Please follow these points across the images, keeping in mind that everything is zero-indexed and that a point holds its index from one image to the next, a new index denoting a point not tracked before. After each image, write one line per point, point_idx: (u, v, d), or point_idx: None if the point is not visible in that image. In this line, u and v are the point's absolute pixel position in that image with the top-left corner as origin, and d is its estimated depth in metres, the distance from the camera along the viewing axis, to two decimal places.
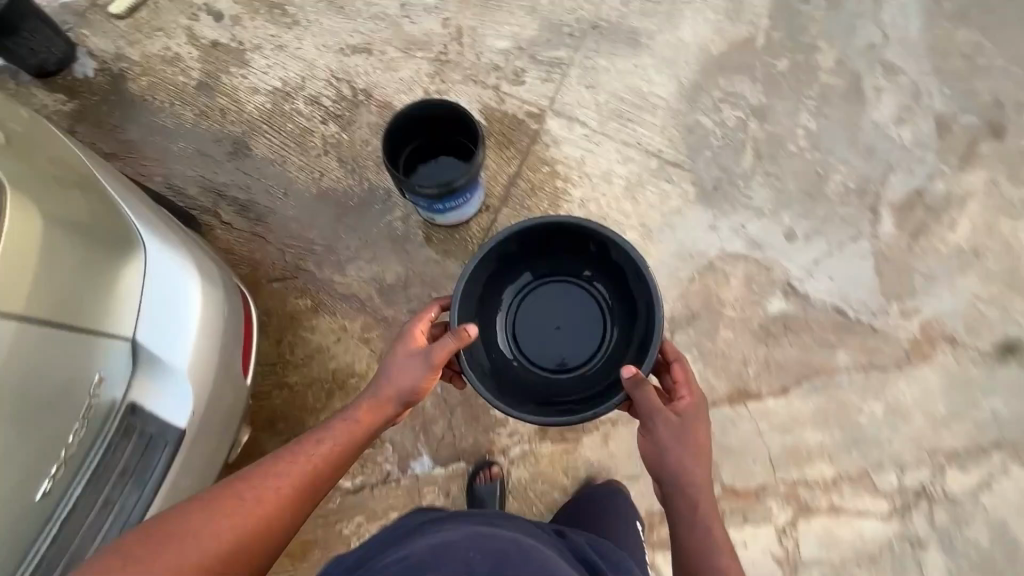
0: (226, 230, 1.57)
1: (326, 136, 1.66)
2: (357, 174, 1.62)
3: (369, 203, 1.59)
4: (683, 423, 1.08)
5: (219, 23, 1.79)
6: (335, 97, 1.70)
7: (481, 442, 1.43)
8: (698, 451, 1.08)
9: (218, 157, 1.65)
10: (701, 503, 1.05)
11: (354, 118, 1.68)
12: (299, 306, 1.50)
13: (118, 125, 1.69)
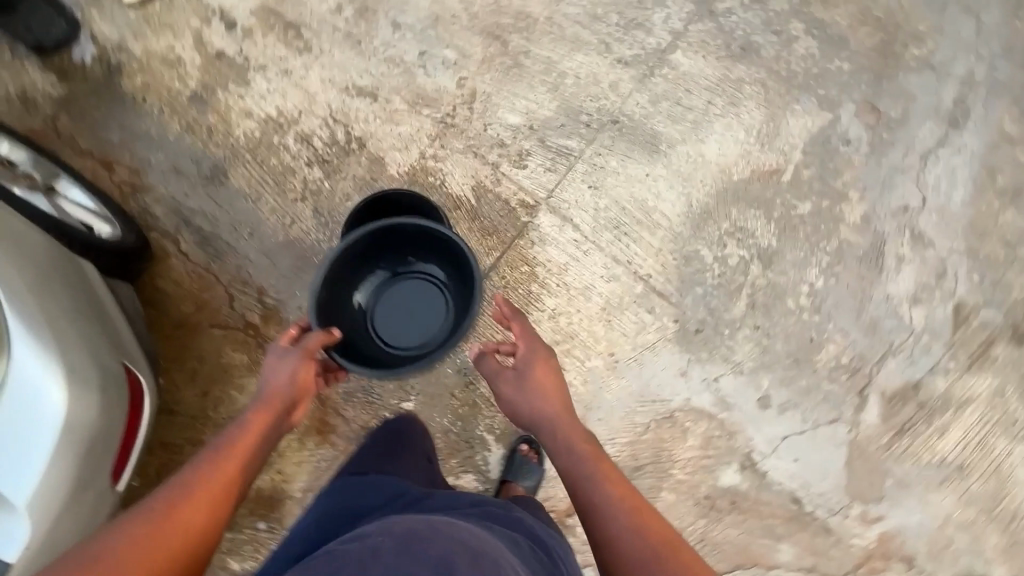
0: (181, 260, 1.50)
1: (308, 181, 1.58)
2: (329, 230, 1.54)
3: None
4: (545, 397, 1.15)
5: (228, 32, 1.69)
6: (328, 141, 1.62)
7: None
8: (565, 422, 1.12)
9: (193, 179, 1.57)
10: (582, 453, 1.06)
11: (340, 168, 1.59)
12: (235, 360, 1.43)
13: (101, 122, 1.62)
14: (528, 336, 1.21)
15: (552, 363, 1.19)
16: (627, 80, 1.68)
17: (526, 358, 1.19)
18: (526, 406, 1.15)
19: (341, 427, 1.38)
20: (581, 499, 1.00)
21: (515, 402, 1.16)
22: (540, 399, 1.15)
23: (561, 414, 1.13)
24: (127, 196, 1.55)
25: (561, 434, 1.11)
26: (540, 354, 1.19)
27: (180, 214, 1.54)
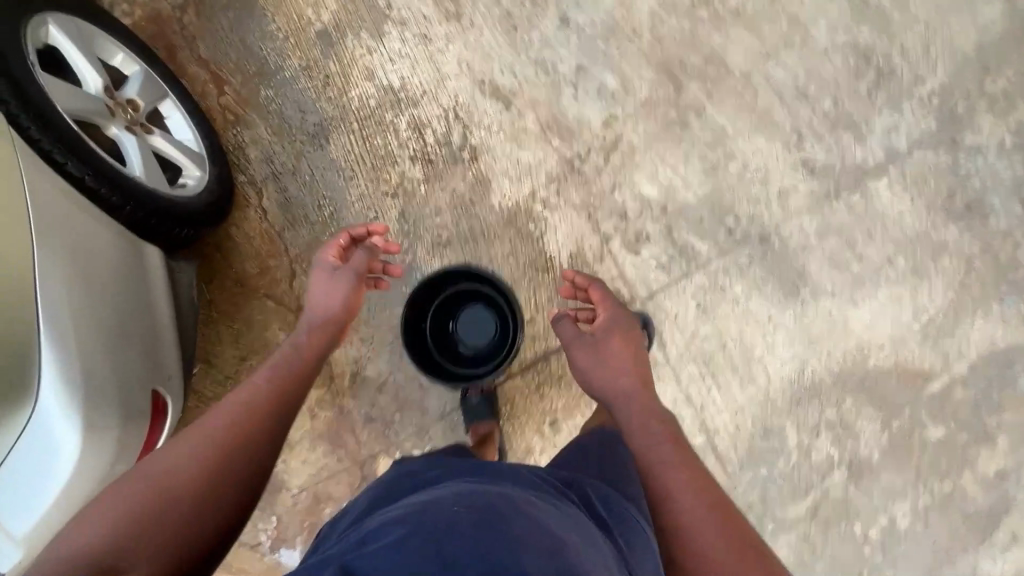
0: (257, 214, 1.44)
1: (405, 177, 1.43)
2: (407, 241, 1.41)
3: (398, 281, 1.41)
4: (617, 371, 1.13)
5: None
6: (440, 138, 1.43)
7: None
8: (632, 395, 1.10)
9: (294, 130, 1.45)
10: (658, 433, 1.03)
11: (442, 174, 1.42)
12: (276, 338, 1.41)
13: (226, 28, 1.49)
14: (606, 303, 1.22)
15: (627, 335, 1.18)
16: (802, 193, 1.36)
17: (604, 326, 1.19)
18: (599, 378, 1.13)
19: (351, 446, 1.37)
20: (650, 479, 0.97)
21: (591, 374, 1.14)
22: (617, 370, 1.13)
23: (635, 384, 1.12)
24: (227, 123, 1.46)
25: (629, 415, 1.08)
26: (616, 322, 1.19)
27: (270, 164, 1.45)
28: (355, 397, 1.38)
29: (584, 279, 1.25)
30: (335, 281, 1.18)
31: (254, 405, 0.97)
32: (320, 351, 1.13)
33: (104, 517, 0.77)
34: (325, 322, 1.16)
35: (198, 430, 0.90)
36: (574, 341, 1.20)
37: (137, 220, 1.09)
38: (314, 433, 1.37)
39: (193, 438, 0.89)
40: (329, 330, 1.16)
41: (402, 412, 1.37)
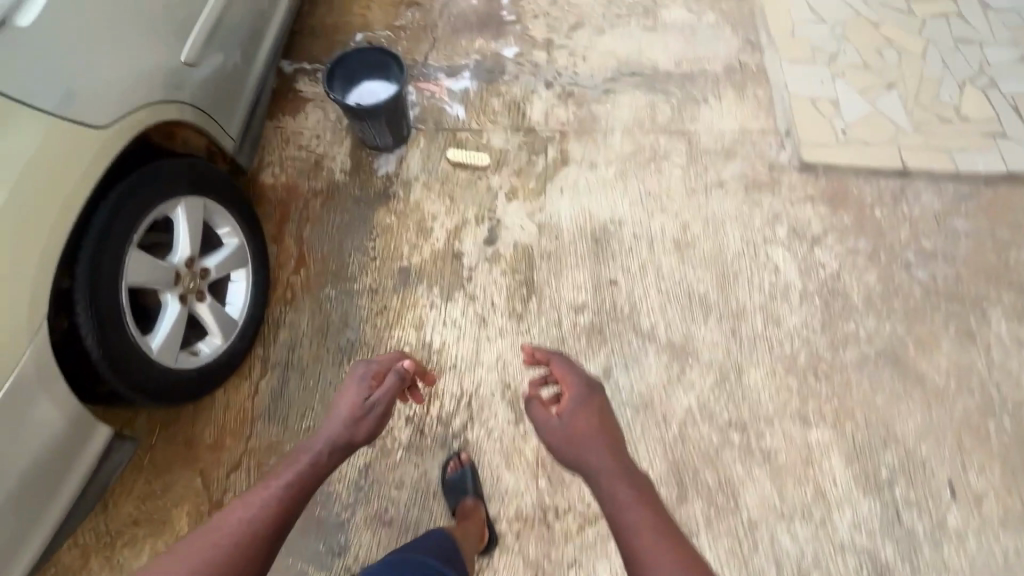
0: (247, 391, 1.45)
1: (391, 433, 1.41)
2: (353, 497, 1.35)
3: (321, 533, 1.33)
4: (582, 429, 0.97)
5: (482, 246, 1.65)
6: (442, 415, 1.44)
7: None
8: (635, 495, 0.87)
9: (328, 336, 1.52)
10: (659, 522, 0.84)
11: (423, 451, 1.40)
12: (178, 520, 1.33)
13: (335, 226, 1.68)
14: (565, 377, 1.07)
15: (610, 420, 1.01)
16: None
17: (568, 394, 1.03)
18: (590, 453, 0.95)
19: None
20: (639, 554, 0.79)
21: (576, 460, 0.96)
22: (599, 421, 0.99)
23: (608, 435, 0.97)
24: (282, 299, 1.57)
25: (630, 502, 0.86)
26: (584, 379, 1.07)
27: (290, 334, 1.54)
28: None
29: (542, 355, 1.11)
30: (358, 404, 1.03)
31: (258, 502, 0.86)
32: (337, 460, 0.98)
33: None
34: (347, 436, 1.00)
35: (196, 544, 0.80)
36: (545, 423, 1.01)
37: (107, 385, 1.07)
38: None
39: (190, 550, 0.79)
40: (350, 440, 1.00)
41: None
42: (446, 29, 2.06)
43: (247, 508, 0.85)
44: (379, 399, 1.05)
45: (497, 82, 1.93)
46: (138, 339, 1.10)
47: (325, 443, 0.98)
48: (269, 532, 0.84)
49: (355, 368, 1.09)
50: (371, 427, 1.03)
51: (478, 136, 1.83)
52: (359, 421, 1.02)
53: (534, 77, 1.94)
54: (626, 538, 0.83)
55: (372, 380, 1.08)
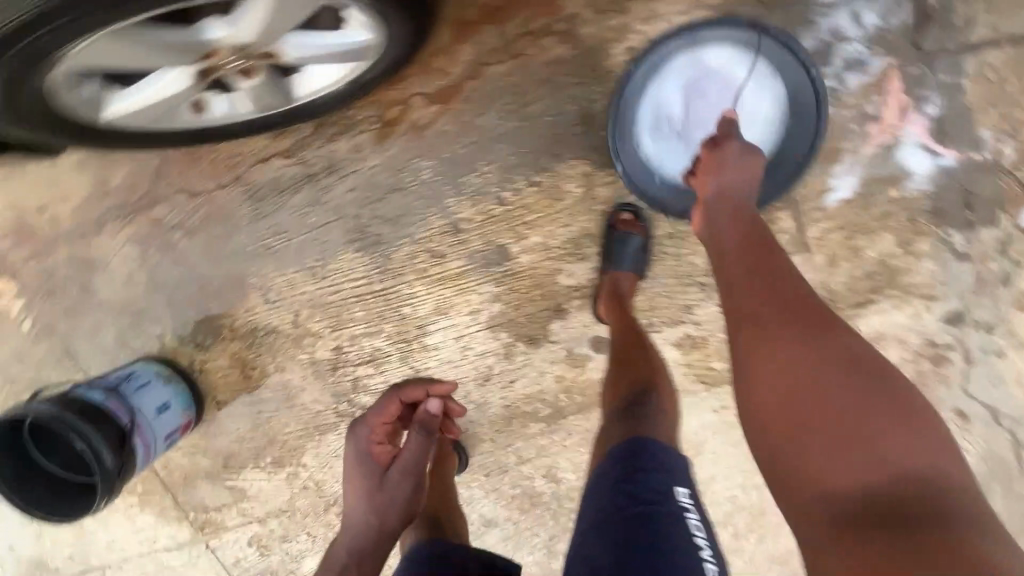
0: (256, 153, 1.09)
1: (313, 339, 1.21)
2: (243, 332, 1.23)
3: (200, 317, 1.23)
4: (762, 259, 0.75)
5: (584, 337, 1.13)
6: (359, 378, 1.23)
7: None
8: (845, 378, 0.63)
9: (372, 207, 1.10)
10: (902, 430, 0.61)
11: (318, 378, 1.24)
12: (117, 166, 1.14)
13: (522, 112, 1.01)
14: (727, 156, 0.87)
15: (747, 177, 0.85)
16: None
17: (731, 222, 0.82)
18: (763, 290, 0.72)
19: (18, 250, 1.23)
20: (878, 502, 0.57)
21: (743, 292, 0.73)
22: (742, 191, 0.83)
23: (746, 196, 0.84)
24: (381, 113, 1.04)
25: (859, 415, 0.61)
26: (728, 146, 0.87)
27: (366, 142, 1.06)
28: (71, 260, 1.22)
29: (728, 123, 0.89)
30: (395, 480, 0.97)
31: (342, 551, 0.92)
32: (400, 512, 0.96)
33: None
34: (379, 519, 0.94)
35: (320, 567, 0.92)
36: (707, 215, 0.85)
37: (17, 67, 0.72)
38: (25, 211, 1.20)
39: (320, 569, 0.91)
40: (405, 493, 0.97)
41: (57, 320, 1.27)
42: None
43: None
44: (409, 451, 0.99)
45: (936, 226, 0.97)
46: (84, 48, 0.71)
47: (363, 534, 0.93)
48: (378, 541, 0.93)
49: (356, 450, 1.00)
50: (418, 483, 0.99)
51: (789, 247, 1.01)
52: (411, 475, 0.98)
53: (962, 289, 1.00)
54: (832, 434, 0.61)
55: (377, 438, 1.01)
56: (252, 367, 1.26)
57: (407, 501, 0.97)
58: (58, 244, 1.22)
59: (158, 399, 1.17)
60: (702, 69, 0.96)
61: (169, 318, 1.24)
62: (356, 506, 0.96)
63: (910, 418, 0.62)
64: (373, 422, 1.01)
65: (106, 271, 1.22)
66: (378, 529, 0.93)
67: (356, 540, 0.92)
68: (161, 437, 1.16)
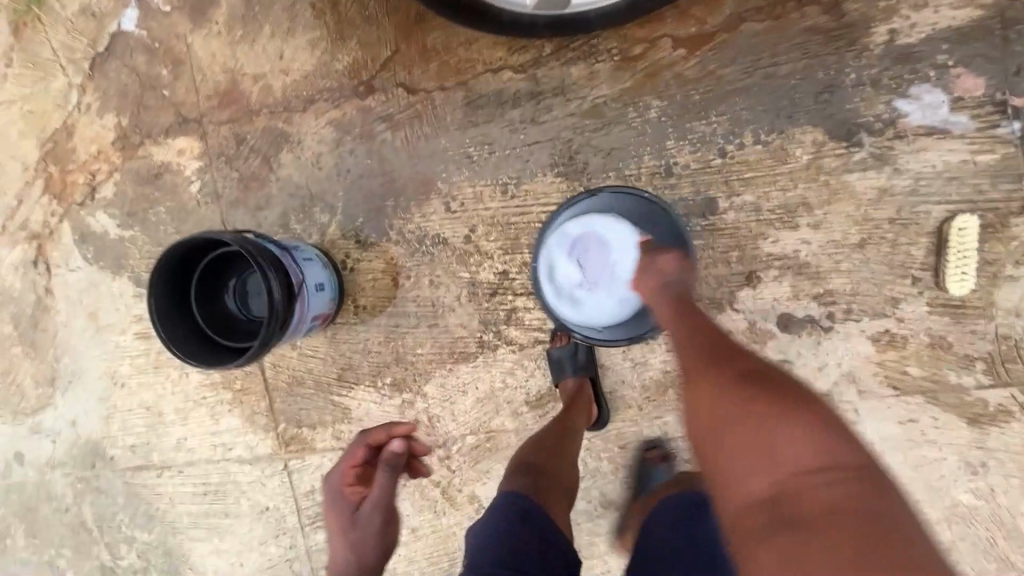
0: (490, 63, 1.12)
1: (481, 259, 1.18)
2: (409, 237, 1.20)
3: (370, 214, 1.21)
4: (686, 327, 0.81)
5: (772, 314, 1.07)
6: (515, 311, 1.18)
7: (107, 75, 1.30)
8: (760, 399, 0.64)
9: (586, 136, 1.10)
10: (824, 438, 0.59)
11: (472, 301, 1.19)
12: (345, 51, 1.18)
13: (768, 71, 1.03)
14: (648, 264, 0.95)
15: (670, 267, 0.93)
16: None
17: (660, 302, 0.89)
18: (693, 346, 0.77)
19: (218, 113, 1.25)
20: (792, 505, 0.55)
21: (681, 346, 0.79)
22: (655, 290, 0.91)
23: (680, 278, 0.92)
24: (626, 46, 1.07)
25: (776, 431, 0.60)
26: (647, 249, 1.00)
27: (601, 72, 1.09)
28: (266, 132, 1.24)
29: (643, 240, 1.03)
30: (362, 528, 0.88)
31: None
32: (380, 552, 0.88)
33: None
34: (358, 561, 0.87)
35: None
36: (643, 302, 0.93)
37: None
38: (240, 77, 1.23)
39: None
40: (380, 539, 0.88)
41: (228, 189, 1.27)
42: None
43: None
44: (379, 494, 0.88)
45: None
46: None
47: None
48: None
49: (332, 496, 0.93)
50: (393, 522, 0.89)
51: (1019, 255, 0.98)
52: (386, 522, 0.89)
53: None
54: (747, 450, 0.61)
55: (348, 479, 0.93)
56: (406, 276, 1.22)
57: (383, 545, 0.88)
58: (259, 115, 1.24)
59: (317, 277, 1.13)
60: (578, 239, 1.08)
61: (341, 208, 1.22)
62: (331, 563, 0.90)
63: (817, 420, 0.61)
64: (347, 465, 0.94)
65: (296, 149, 1.23)
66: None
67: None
68: (311, 315, 1.12)
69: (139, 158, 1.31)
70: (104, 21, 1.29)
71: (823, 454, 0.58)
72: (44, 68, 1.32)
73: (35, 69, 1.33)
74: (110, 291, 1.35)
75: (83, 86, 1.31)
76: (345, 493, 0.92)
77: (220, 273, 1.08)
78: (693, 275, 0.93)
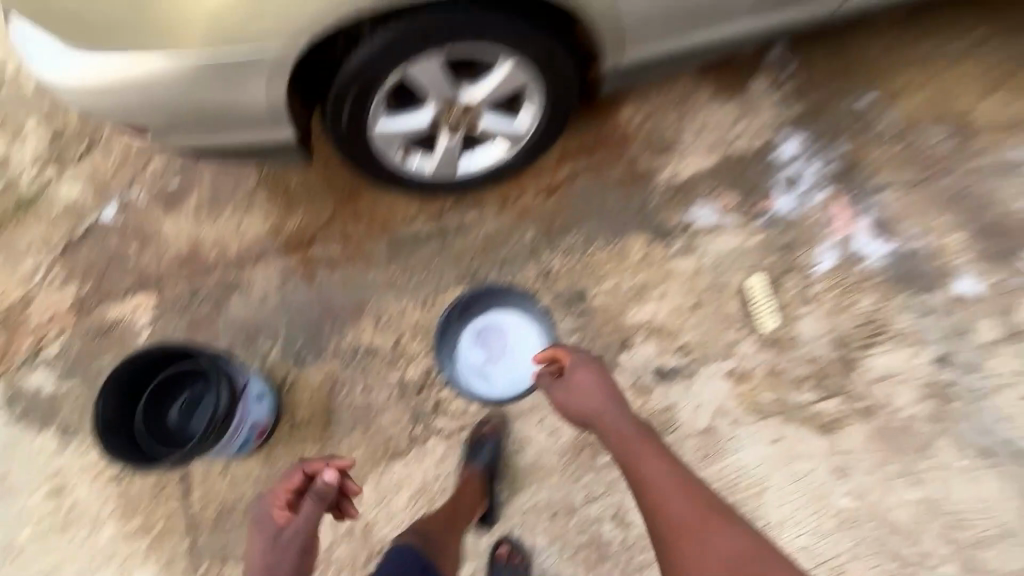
0: (405, 214, 1.50)
1: (407, 360, 1.38)
2: (344, 351, 1.39)
3: (309, 336, 1.41)
4: (634, 446, 0.92)
5: (648, 369, 1.32)
6: (440, 401, 1.34)
7: (77, 256, 1.54)
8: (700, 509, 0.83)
9: (483, 257, 1.46)
10: (747, 549, 0.79)
11: (401, 398, 1.34)
12: (292, 218, 1.53)
13: (601, 201, 1.47)
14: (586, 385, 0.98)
15: (604, 386, 0.98)
16: None
17: (609, 419, 0.95)
18: (647, 461, 0.90)
19: (177, 273, 1.50)
20: None
21: (626, 462, 0.90)
22: (599, 402, 0.97)
23: (615, 398, 0.97)
24: (504, 194, 1.49)
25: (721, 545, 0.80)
26: (579, 362, 1.01)
27: (488, 213, 1.49)
28: (219, 282, 1.48)
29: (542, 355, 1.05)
30: (281, 553, 0.75)
31: None
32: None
33: None
34: None
35: None
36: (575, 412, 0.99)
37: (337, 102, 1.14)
38: (202, 244, 1.52)
39: None
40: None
41: (180, 332, 1.44)
42: (953, 186, 1.42)
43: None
44: (298, 536, 0.77)
45: (905, 289, 1.33)
46: (377, 108, 1.17)
47: None
48: None
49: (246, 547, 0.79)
50: (308, 560, 0.78)
51: (802, 299, 1.35)
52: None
53: (940, 337, 1.29)
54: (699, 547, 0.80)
55: (279, 502, 0.80)
56: (341, 386, 1.37)
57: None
58: (215, 271, 1.49)
59: (259, 386, 1.23)
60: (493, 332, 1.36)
61: (283, 335, 1.42)
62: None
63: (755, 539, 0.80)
64: (273, 491, 0.81)
65: (245, 293, 1.47)
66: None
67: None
68: (248, 423, 1.20)
69: (94, 319, 1.47)
70: (84, 216, 1.58)
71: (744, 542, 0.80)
72: (18, 257, 1.54)
73: (9, 258, 1.55)
74: (33, 449, 1.35)
75: (52, 266, 1.53)
76: (266, 515, 0.80)
77: (169, 390, 1.22)
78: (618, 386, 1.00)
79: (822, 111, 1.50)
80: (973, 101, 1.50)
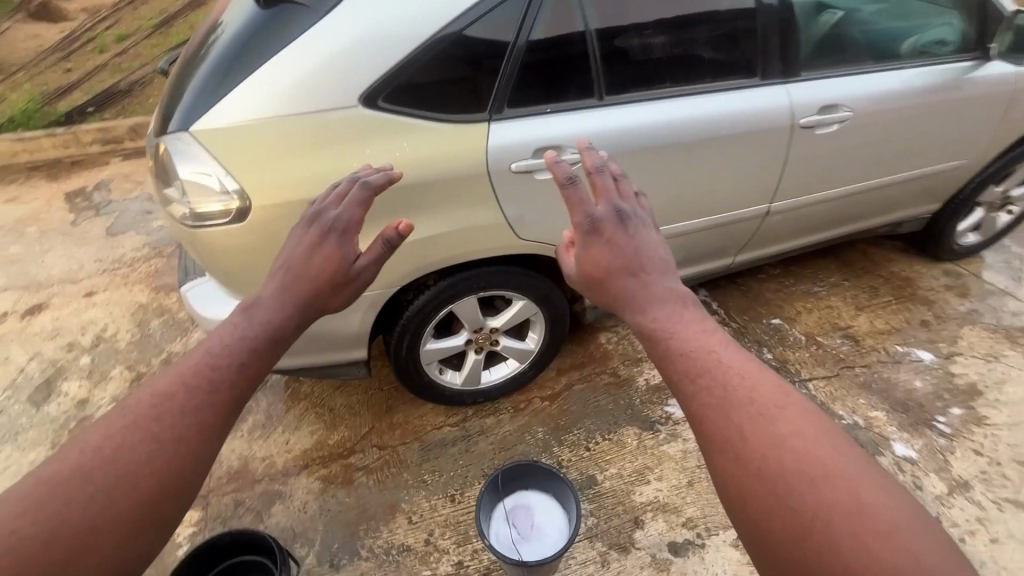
0: (434, 422, 1.78)
1: (439, 554, 1.47)
2: (378, 548, 1.49)
3: (345, 538, 1.51)
4: (695, 340, 0.73)
5: (660, 541, 1.46)
6: None
7: None
8: (796, 428, 0.63)
9: (502, 453, 1.70)
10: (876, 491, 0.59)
11: None
12: (334, 432, 1.77)
13: (595, 402, 1.81)
14: (613, 236, 0.83)
15: (651, 251, 0.84)
16: None
17: (643, 270, 0.81)
18: (686, 330, 0.75)
19: (223, 487, 1.65)
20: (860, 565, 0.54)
21: (665, 330, 0.75)
22: (639, 264, 0.82)
23: (660, 266, 0.83)
24: (516, 403, 1.83)
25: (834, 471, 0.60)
26: (612, 216, 0.85)
27: (504, 418, 1.79)
28: (263, 493, 1.63)
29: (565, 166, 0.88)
30: (341, 274, 0.88)
31: (198, 399, 0.71)
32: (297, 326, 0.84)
33: (85, 466, 0.65)
34: (305, 313, 0.86)
35: (115, 431, 0.68)
36: (601, 281, 0.83)
37: (403, 334, 1.54)
38: (249, 459, 1.71)
39: (96, 445, 0.67)
40: (325, 309, 0.87)
41: None
42: (861, 376, 1.86)
43: (160, 389, 0.72)
44: (365, 270, 0.92)
45: None
46: (428, 338, 1.59)
47: (256, 334, 0.79)
48: (229, 371, 0.75)
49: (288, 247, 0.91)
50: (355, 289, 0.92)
51: None
52: (332, 287, 0.87)
53: None
54: (783, 486, 0.60)
55: (343, 227, 0.91)
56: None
57: (308, 308, 0.86)
58: (260, 482, 1.65)
59: None
60: (534, 513, 1.36)
61: (320, 539, 1.51)
62: (232, 327, 0.80)
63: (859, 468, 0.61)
64: (326, 233, 0.90)
65: (288, 501, 1.60)
66: (248, 348, 0.78)
67: (208, 364, 0.75)
68: None
69: None
70: None
71: (863, 490, 0.58)
72: None
73: None
74: None
75: None
76: (303, 262, 0.88)
77: None
78: (658, 242, 0.85)
79: (746, 330, 2.03)
80: (850, 319, 2.07)
